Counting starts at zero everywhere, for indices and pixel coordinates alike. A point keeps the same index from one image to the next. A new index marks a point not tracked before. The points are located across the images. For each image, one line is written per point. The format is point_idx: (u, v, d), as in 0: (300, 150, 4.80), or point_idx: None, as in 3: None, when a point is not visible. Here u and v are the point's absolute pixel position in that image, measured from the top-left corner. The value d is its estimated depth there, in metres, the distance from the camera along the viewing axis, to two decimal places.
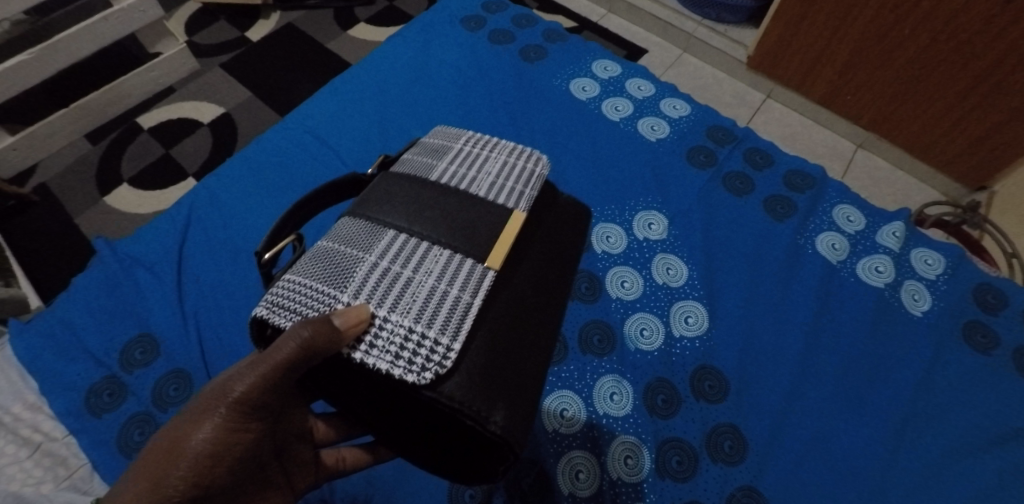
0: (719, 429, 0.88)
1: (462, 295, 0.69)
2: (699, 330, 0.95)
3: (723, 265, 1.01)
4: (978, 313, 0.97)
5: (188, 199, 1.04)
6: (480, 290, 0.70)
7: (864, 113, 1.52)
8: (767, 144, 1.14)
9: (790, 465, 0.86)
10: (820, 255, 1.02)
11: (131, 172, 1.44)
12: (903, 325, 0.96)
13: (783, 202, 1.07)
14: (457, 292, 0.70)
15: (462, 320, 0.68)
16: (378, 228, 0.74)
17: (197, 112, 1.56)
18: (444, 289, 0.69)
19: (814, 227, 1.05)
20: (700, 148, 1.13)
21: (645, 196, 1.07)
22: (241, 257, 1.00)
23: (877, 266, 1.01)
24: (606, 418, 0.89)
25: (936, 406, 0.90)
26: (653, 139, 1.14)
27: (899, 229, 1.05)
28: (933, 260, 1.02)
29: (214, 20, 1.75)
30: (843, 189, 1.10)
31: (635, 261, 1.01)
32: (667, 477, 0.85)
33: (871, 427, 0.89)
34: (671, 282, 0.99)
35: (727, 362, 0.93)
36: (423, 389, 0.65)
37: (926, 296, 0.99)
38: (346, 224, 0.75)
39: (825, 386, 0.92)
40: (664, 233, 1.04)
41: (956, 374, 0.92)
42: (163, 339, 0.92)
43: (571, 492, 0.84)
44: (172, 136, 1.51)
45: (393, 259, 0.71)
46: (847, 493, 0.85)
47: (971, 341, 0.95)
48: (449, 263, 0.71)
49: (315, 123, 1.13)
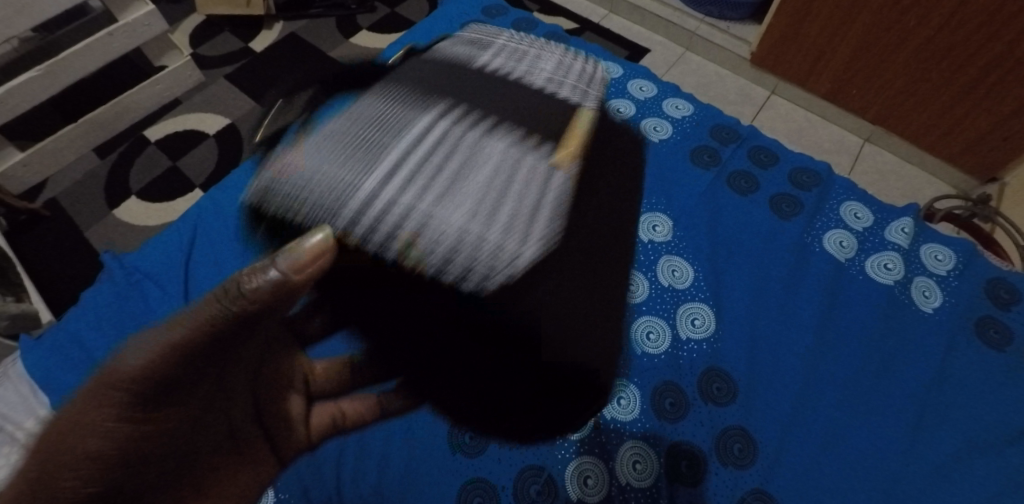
0: (728, 432, 0.88)
1: (539, 161, 0.77)
2: (706, 331, 0.95)
3: (730, 265, 1.00)
4: (989, 308, 0.96)
5: (194, 213, 1.05)
6: (554, 178, 0.78)
7: (870, 107, 1.51)
8: (772, 142, 1.13)
9: (801, 466, 0.85)
10: (828, 253, 1.01)
11: (139, 186, 1.46)
12: (914, 323, 0.95)
13: (789, 201, 1.06)
14: (532, 157, 0.77)
15: (535, 209, 0.76)
16: (416, 100, 0.82)
17: (203, 124, 1.57)
18: (522, 153, 0.77)
19: (822, 225, 1.04)
20: (704, 148, 1.12)
21: (649, 198, 1.07)
22: None
23: (886, 263, 1.00)
24: (614, 423, 0.88)
25: (949, 403, 0.89)
26: (656, 139, 1.13)
27: (908, 225, 1.04)
28: (943, 256, 1.01)
29: (217, 32, 1.76)
30: (849, 186, 1.09)
31: (641, 264, 1.00)
32: (676, 482, 0.85)
33: (884, 426, 0.88)
34: (676, 284, 0.99)
35: (735, 364, 0.92)
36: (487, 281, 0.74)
37: (937, 293, 0.97)
38: (382, 89, 0.84)
39: (835, 385, 0.91)
40: (668, 235, 1.03)
41: (969, 370, 0.91)
42: None
43: (580, 498, 0.84)
44: (179, 148, 1.53)
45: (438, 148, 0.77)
46: (861, 495, 0.84)
47: (983, 337, 0.94)
48: (518, 156, 0.77)
49: None
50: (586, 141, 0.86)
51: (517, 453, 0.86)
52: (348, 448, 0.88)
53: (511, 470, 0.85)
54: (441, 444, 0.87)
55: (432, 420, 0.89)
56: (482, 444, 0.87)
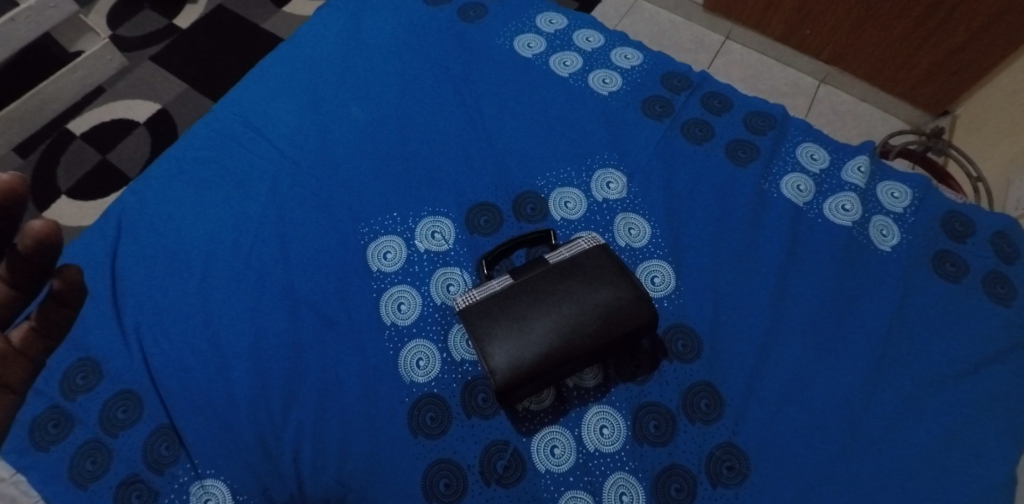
0: (695, 389, 0.86)
1: (499, 283, 0.85)
2: (666, 289, 0.93)
3: (688, 218, 0.98)
4: (945, 242, 0.95)
5: (117, 209, 0.95)
6: (503, 283, 0.85)
7: (824, 46, 1.48)
8: (725, 87, 1.10)
9: (768, 416, 0.85)
10: (786, 198, 0.99)
11: (69, 183, 1.37)
12: (873, 263, 0.94)
13: (745, 146, 1.02)
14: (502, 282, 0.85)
15: (564, 282, 0.84)
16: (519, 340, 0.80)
17: (131, 111, 1.47)
18: (538, 272, 0.85)
19: (779, 169, 1.01)
20: (656, 98, 1.07)
21: (602, 154, 1.02)
22: (181, 265, 0.91)
23: (843, 204, 0.98)
24: (576, 390, 0.87)
25: (909, 339, 0.89)
26: (605, 92, 1.08)
27: (864, 163, 1.02)
28: (900, 193, 1.00)
29: (136, 10, 1.63)
30: (805, 127, 1.06)
31: (597, 225, 0.97)
32: (645, 443, 0.83)
33: (848, 368, 0.87)
34: (634, 242, 0.96)
35: (698, 319, 0.91)
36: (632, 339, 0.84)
37: (894, 231, 0.96)
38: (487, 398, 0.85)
39: (799, 332, 0.90)
40: (622, 192, 0.99)
41: (928, 305, 0.91)
42: (104, 359, 0.86)
43: (547, 469, 0.82)
44: (108, 138, 1.43)
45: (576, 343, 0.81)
46: (828, 438, 0.83)
47: (940, 270, 0.93)
48: (600, 311, 0.82)
49: (243, 110, 1.02)
50: (523, 283, 0.84)
51: (480, 429, 0.83)
52: (305, 442, 0.83)
53: (475, 448, 0.82)
54: (400, 428, 0.83)
55: (391, 404, 0.84)
56: (445, 425, 0.83)
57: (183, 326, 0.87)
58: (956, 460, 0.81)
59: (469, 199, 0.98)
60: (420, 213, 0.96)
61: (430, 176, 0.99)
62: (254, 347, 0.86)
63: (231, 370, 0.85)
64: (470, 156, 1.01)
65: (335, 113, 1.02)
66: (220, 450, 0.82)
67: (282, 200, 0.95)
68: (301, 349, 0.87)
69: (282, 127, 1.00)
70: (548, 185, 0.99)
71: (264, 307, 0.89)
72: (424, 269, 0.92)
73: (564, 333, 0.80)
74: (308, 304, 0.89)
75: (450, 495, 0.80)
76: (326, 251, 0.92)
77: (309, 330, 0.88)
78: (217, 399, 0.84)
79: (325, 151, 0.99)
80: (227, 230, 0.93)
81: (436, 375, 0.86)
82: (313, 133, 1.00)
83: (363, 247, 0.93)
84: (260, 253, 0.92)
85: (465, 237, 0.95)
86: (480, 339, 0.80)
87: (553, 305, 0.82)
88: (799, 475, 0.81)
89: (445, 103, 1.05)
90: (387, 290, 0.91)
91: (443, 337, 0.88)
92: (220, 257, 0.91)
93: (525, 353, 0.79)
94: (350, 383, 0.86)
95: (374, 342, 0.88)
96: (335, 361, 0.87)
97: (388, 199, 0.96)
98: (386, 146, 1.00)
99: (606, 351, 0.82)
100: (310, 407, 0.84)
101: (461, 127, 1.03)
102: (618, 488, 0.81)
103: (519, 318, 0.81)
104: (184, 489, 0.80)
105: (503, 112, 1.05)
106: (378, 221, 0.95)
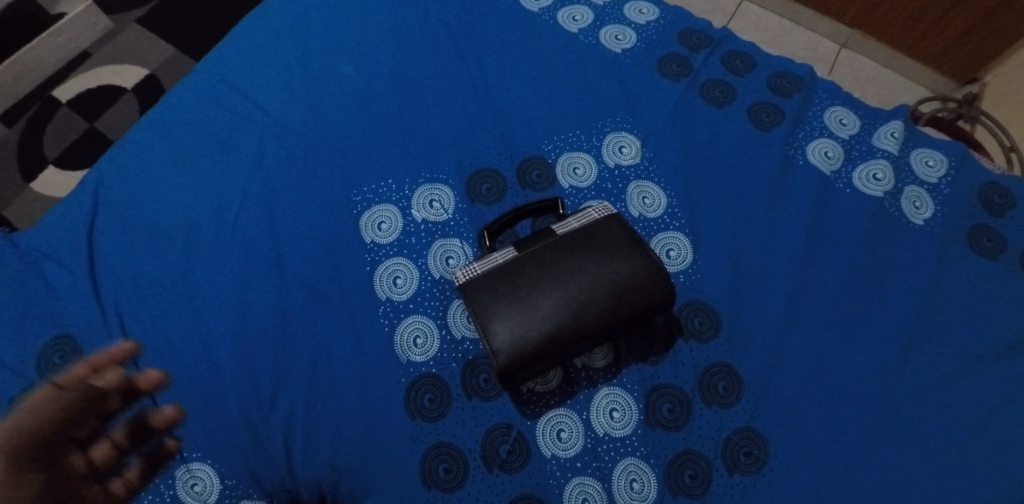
0: (711, 370, 0.80)
1: (502, 257, 0.78)
2: (682, 263, 0.86)
3: (707, 188, 0.91)
4: (982, 216, 0.88)
5: (94, 177, 0.89)
6: (506, 256, 0.78)
7: (848, 8, 1.39)
8: (748, 45, 1.02)
9: (788, 399, 0.79)
10: (812, 166, 0.92)
11: (55, 152, 1.30)
12: (905, 236, 0.88)
13: (769, 110, 0.95)
14: (504, 255, 0.79)
15: (574, 255, 0.77)
16: (522, 318, 0.74)
17: (118, 77, 1.38)
18: (544, 244, 0.78)
19: (805, 134, 0.94)
20: (673, 56, 1.00)
21: (614, 116, 0.95)
22: (161, 236, 0.85)
23: (875, 173, 0.91)
24: (585, 370, 0.81)
25: (942, 319, 0.83)
26: (618, 50, 1.00)
27: (897, 129, 0.95)
28: (935, 161, 0.93)
29: None
30: (833, 89, 0.99)
31: (608, 194, 0.91)
32: (657, 427, 0.78)
33: (877, 350, 0.81)
34: (648, 212, 0.89)
35: (717, 296, 0.84)
36: (646, 319, 0.78)
37: (928, 202, 0.90)
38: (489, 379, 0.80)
39: (825, 310, 0.84)
40: (636, 157, 0.92)
41: (964, 282, 0.84)
42: (81, 336, 0.80)
43: (554, 454, 0.77)
44: (96, 106, 1.35)
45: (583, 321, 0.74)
46: (854, 423, 0.78)
47: (976, 246, 0.87)
48: (611, 287, 0.76)
49: (227, 70, 0.95)
50: (528, 256, 0.77)
51: (482, 412, 0.78)
52: (296, 424, 0.78)
53: (477, 432, 0.77)
54: (397, 410, 0.78)
55: (387, 384, 0.79)
56: (444, 407, 0.78)
57: (166, 302, 0.82)
58: (990, 447, 0.76)
59: (470, 164, 0.91)
60: (417, 180, 0.89)
61: (428, 140, 0.92)
62: (240, 323, 0.81)
63: (217, 348, 0.80)
64: (472, 120, 0.94)
65: (326, 72, 0.95)
66: (207, 432, 0.77)
67: (269, 166, 0.88)
68: (291, 326, 0.81)
69: (269, 87, 0.93)
70: (555, 150, 0.93)
71: (251, 281, 0.83)
72: (422, 240, 0.86)
73: (572, 312, 0.74)
74: (298, 278, 0.83)
75: (449, 481, 0.75)
76: (317, 221, 0.86)
77: (299, 306, 0.82)
78: (202, 379, 0.79)
79: (314, 113, 0.92)
80: (211, 199, 0.86)
81: (435, 354, 0.80)
82: (302, 95, 0.93)
83: (356, 217, 0.87)
84: (247, 223, 0.85)
85: (466, 206, 0.89)
86: (482, 317, 0.74)
87: (559, 280, 0.75)
88: (823, 462, 0.76)
89: (445, 61, 0.97)
90: (381, 264, 0.85)
91: (442, 313, 0.83)
92: (203, 227, 0.85)
93: (528, 333, 0.73)
94: (343, 362, 0.80)
95: (368, 319, 0.82)
96: (327, 338, 0.81)
97: (382, 165, 0.90)
98: (381, 108, 0.93)
99: (617, 331, 0.77)
100: (301, 388, 0.79)
101: (462, 87, 0.96)
102: (629, 475, 0.76)
103: (523, 294, 0.75)
104: (169, 474, 0.76)
105: (508, 72, 0.97)
106: (371, 189, 0.88)
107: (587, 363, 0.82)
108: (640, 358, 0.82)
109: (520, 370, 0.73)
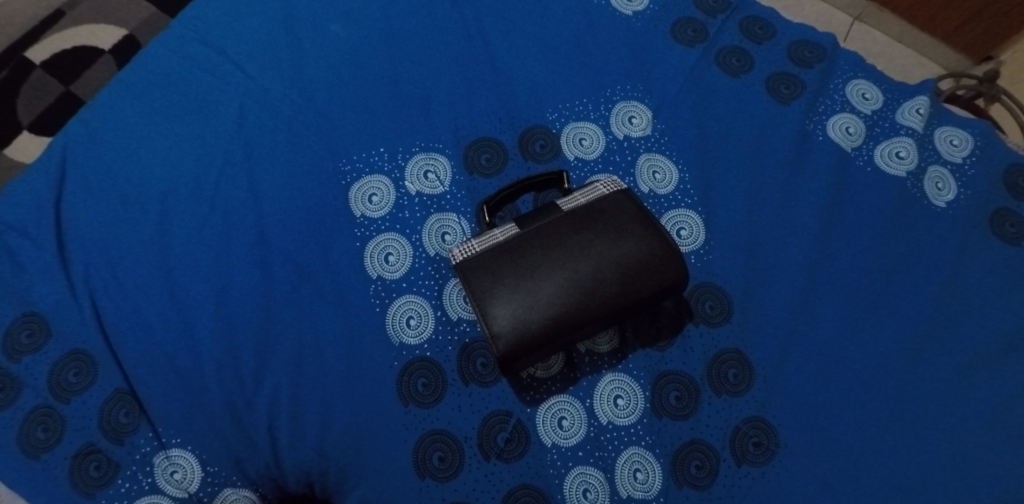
0: (722, 357, 0.76)
1: (502, 234, 0.73)
2: (694, 242, 0.81)
3: (722, 163, 0.85)
4: (1006, 199, 0.84)
5: (63, 141, 0.82)
6: (506, 234, 0.73)
7: None
8: (767, 11, 0.96)
9: (802, 389, 0.75)
10: (832, 141, 0.86)
11: (30, 117, 1.22)
12: (926, 218, 0.83)
13: (787, 81, 0.90)
14: (504, 232, 0.73)
15: (581, 233, 0.72)
16: (522, 301, 0.69)
17: (93, 37, 1.29)
18: (548, 221, 0.73)
19: (826, 108, 0.89)
20: (688, 21, 0.94)
21: (623, 84, 0.89)
22: (134, 207, 0.79)
23: (897, 150, 0.86)
24: (589, 356, 0.77)
25: (963, 307, 0.78)
26: (629, 12, 0.94)
27: (923, 105, 0.90)
28: (959, 140, 0.88)
29: None
30: (856, 61, 0.94)
31: (616, 167, 0.85)
32: (664, 416, 0.74)
33: (895, 338, 0.77)
34: (658, 188, 0.84)
35: (729, 278, 0.80)
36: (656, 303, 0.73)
37: (951, 184, 0.85)
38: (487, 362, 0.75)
39: (841, 296, 0.79)
40: (647, 128, 0.87)
41: (986, 268, 0.80)
42: (51, 315, 0.74)
43: (555, 443, 0.73)
44: (70, 68, 1.26)
45: (589, 303, 0.70)
46: (869, 415, 0.74)
47: (999, 232, 0.82)
48: (618, 267, 0.71)
49: (207, 28, 0.88)
50: (530, 234, 0.72)
51: (479, 398, 0.74)
52: (282, 409, 0.73)
53: (474, 419, 0.73)
54: (389, 396, 0.73)
55: (378, 368, 0.74)
56: (439, 392, 0.73)
57: (140, 278, 0.76)
58: (1008, 441, 0.72)
59: (469, 134, 0.85)
60: (411, 148, 0.84)
61: (425, 107, 0.86)
62: (221, 302, 0.75)
63: (196, 329, 0.74)
64: (471, 85, 0.87)
65: (313, 31, 0.88)
66: (186, 419, 0.72)
67: (252, 133, 0.82)
68: (277, 304, 0.76)
69: (252, 47, 0.86)
70: (560, 119, 0.87)
71: (234, 256, 0.77)
72: (416, 214, 0.81)
73: (577, 295, 0.69)
74: (283, 253, 0.78)
75: (443, 471, 0.71)
76: (303, 193, 0.80)
77: (285, 283, 0.77)
78: (181, 361, 0.73)
79: (301, 75, 0.85)
80: (187, 166, 0.80)
81: (429, 336, 0.76)
82: (290, 56, 0.86)
83: (345, 188, 0.81)
84: (229, 194, 0.79)
85: (464, 178, 0.83)
86: (481, 299, 0.69)
87: (564, 260, 0.70)
88: (835, 454, 0.72)
89: (443, 22, 0.91)
90: (372, 239, 0.79)
91: (437, 293, 0.78)
92: (180, 198, 0.79)
93: (529, 317, 0.68)
94: (332, 344, 0.75)
95: (358, 298, 0.77)
96: (313, 319, 0.76)
97: (374, 134, 0.84)
98: (374, 71, 0.87)
99: (624, 315, 0.72)
100: (286, 371, 0.74)
101: (462, 51, 0.89)
102: (632, 465, 0.72)
103: (524, 275, 0.70)
104: (147, 461, 0.71)
105: (512, 35, 0.91)
106: (362, 158, 0.82)
107: (591, 348, 0.77)
108: (648, 344, 0.78)
109: (520, 355, 0.69)
